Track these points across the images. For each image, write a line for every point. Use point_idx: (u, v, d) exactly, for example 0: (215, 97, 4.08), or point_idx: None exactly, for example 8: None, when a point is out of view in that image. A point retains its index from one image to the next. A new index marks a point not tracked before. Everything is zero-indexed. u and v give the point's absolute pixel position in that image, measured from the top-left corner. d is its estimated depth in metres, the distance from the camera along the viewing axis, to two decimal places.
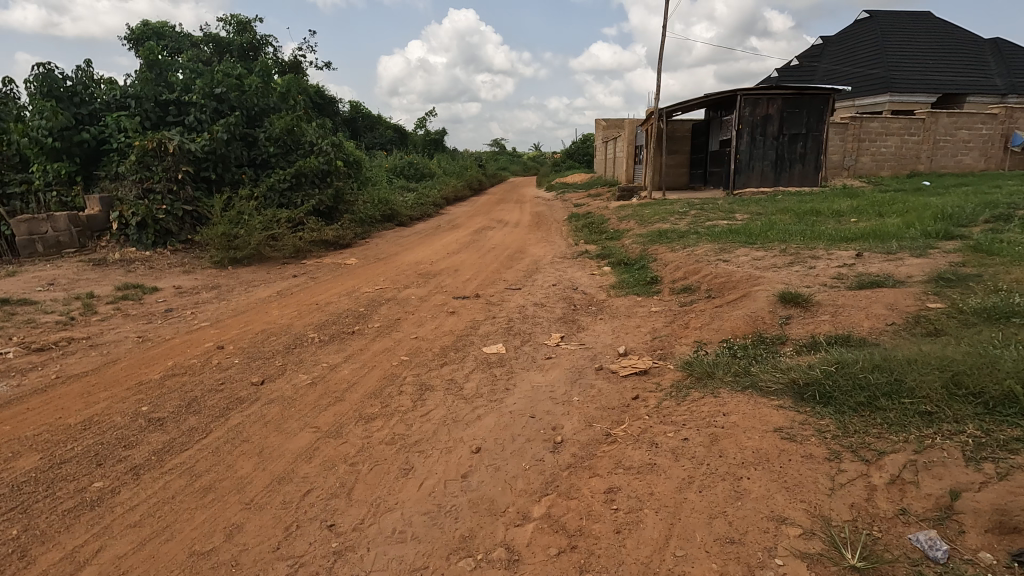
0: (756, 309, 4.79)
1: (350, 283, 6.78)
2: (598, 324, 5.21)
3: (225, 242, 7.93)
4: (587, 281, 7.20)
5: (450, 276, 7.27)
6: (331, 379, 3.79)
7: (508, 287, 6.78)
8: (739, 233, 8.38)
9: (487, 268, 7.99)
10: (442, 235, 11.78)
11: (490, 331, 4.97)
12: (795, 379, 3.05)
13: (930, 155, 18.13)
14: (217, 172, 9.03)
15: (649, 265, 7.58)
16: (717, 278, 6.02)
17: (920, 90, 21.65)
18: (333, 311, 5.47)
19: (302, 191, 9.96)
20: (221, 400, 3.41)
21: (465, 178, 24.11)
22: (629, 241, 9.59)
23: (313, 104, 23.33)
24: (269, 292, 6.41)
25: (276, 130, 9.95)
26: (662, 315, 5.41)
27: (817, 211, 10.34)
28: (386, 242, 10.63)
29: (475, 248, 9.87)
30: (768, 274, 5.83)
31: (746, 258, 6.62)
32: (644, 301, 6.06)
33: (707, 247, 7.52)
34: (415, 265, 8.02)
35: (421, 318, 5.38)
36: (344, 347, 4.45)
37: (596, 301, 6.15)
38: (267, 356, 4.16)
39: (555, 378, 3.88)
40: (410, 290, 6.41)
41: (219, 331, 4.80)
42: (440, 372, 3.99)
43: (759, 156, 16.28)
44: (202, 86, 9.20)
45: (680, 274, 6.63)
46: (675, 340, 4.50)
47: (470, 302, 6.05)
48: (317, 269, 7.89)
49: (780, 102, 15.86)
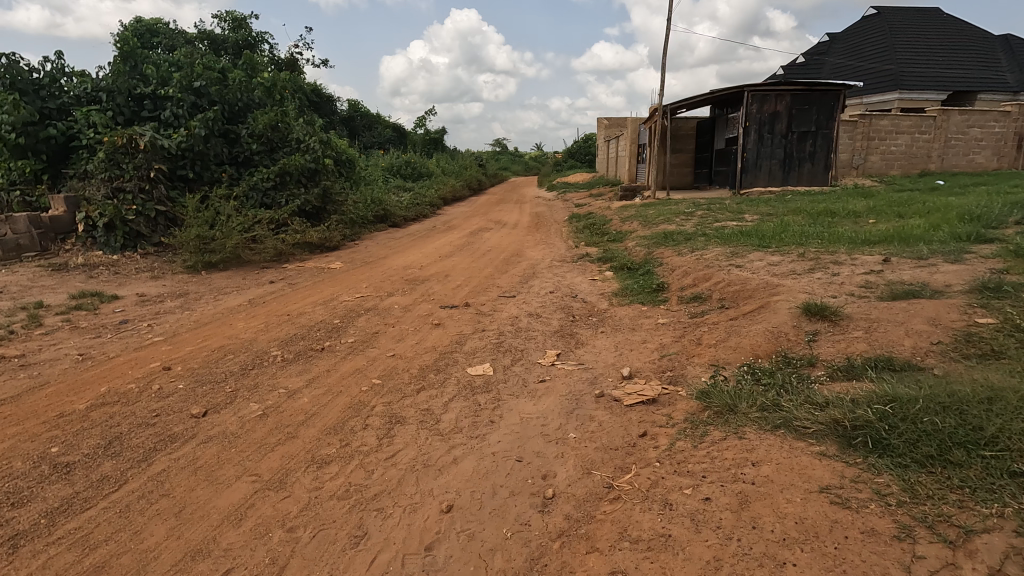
0: (778, 323, 4.23)
1: (330, 290, 6.24)
2: (599, 339, 4.65)
3: (199, 245, 7.40)
4: (587, 288, 6.65)
5: (440, 283, 6.72)
6: (287, 408, 3.26)
7: (502, 295, 6.23)
8: (750, 235, 7.82)
9: (480, 273, 7.45)
10: (436, 237, 11.24)
11: (478, 347, 4.42)
12: (838, 418, 2.49)
13: (942, 154, 17.52)
14: (195, 171, 8.52)
15: (654, 269, 7.02)
16: (730, 287, 5.45)
17: (931, 87, 21.04)
18: (304, 323, 4.92)
19: (287, 191, 9.44)
20: (148, 438, 2.87)
21: (464, 178, 23.56)
22: (632, 244, 9.02)
23: (308, 103, 22.84)
24: (240, 300, 5.87)
25: (259, 126, 9.42)
26: (670, 328, 4.86)
27: (830, 212, 9.78)
28: (376, 244, 10.09)
29: (469, 251, 9.33)
30: (787, 282, 5.26)
31: (762, 263, 6.06)
32: (650, 311, 5.51)
33: (718, 251, 6.97)
34: (403, 270, 7.46)
35: (402, 331, 4.84)
36: (309, 367, 3.91)
37: (598, 311, 5.59)
38: (218, 380, 3.62)
39: (548, 408, 3.32)
40: (394, 299, 5.87)
41: (171, 349, 4.26)
42: (415, 400, 3.44)
43: (767, 155, 15.71)
44: (180, 80, 8.68)
45: (689, 281, 6.07)
46: (687, 360, 3.95)
47: (458, 312, 5.50)
48: (297, 274, 7.36)
49: (789, 99, 15.28)
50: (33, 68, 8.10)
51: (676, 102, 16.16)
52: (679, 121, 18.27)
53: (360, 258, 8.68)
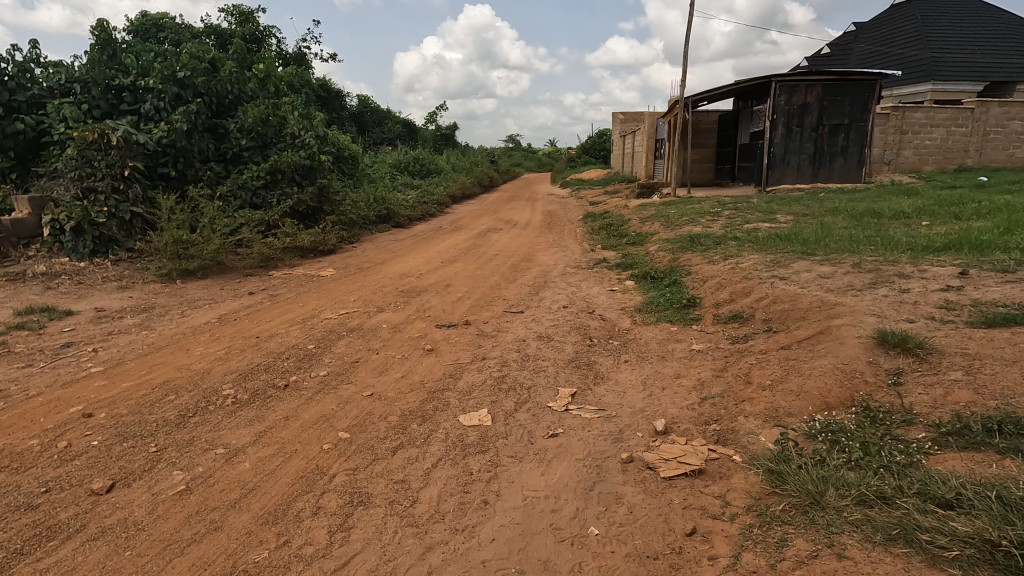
0: (849, 359, 3.37)
1: (314, 305, 5.50)
2: (623, 372, 3.85)
3: (175, 250, 6.74)
4: (606, 301, 5.84)
5: (438, 296, 5.94)
6: (219, 480, 2.50)
7: (508, 311, 5.44)
8: (789, 240, 6.93)
9: (485, 282, 6.67)
10: (440, 239, 10.47)
11: (477, 384, 3.63)
12: (994, 538, 1.67)
13: (980, 148, 16.35)
14: (177, 169, 7.85)
15: (682, 280, 6.19)
16: (779, 306, 4.59)
17: (967, 77, 19.76)
18: (271, 349, 4.16)
19: (279, 190, 8.77)
20: (20, 531, 2.14)
21: (475, 175, 22.75)
22: (654, 248, 8.16)
23: (315, 98, 22.15)
24: (209, 317, 5.14)
25: (248, 119, 8.71)
26: (709, 359, 4.02)
27: (873, 212, 8.83)
28: (375, 248, 9.34)
29: (474, 256, 8.54)
30: (846, 301, 4.40)
31: (811, 275, 5.19)
32: (681, 334, 4.67)
33: (755, 258, 6.12)
34: (399, 279, 6.69)
35: (387, 360, 4.06)
36: (263, 414, 3.15)
37: (619, 333, 4.77)
38: (144, 434, 2.88)
39: (559, 482, 2.53)
40: (383, 316, 5.10)
41: (104, 385, 3.51)
42: (389, 465, 2.66)
43: (795, 150, 14.73)
44: (161, 70, 8.01)
45: (725, 295, 5.22)
46: (737, 410, 3.13)
47: (456, 334, 4.71)
48: (282, 283, 6.64)
49: (820, 89, 14.27)
50: (2, 58, 7.45)
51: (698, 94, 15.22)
52: (700, 114, 17.29)
53: (354, 263, 7.95)
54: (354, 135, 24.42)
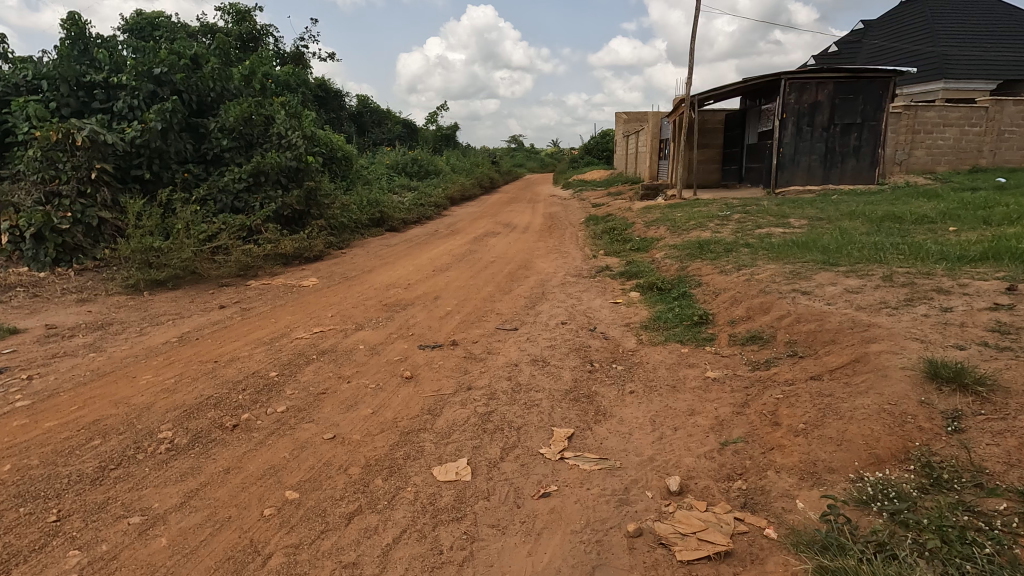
0: (896, 397, 2.84)
1: (289, 321, 5.00)
2: (628, 407, 3.33)
3: (144, 258, 6.28)
4: (608, 316, 5.34)
5: (426, 310, 5.43)
6: (123, 565, 2.00)
7: (501, 328, 4.94)
8: (806, 248, 6.41)
9: (477, 294, 6.17)
10: (434, 244, 9.98)
11: (458, 423, 3.12)
12: None
13: (994, 148, 15.72)
14: (152, 171, 7.39)
15: (691, 292, 5.68)
16: (805, 327, 4.08)
17: (979, 75, 19.02)
18: (227, 378, 3.65)
19: (262, 193, 8.29)
20: None
21: (475, 176, 22.26)
22: (661, 255, 7.65)
23: (313, 99, 21.68)
24: (169, 336, 4.64)
25: (230, 118, 8.24)
26: (727, 390, 3.51)
27: (893, 217, 8.29)
28: (364, 254, 8.85)
29: (468, 263, 8.05)
30: (881, 322, 3.87)
31: (836, 289, 4.68)
32: (693, 357, 4.16)
33: (772, 269, 5.60)
34: (385, 290, 6.20)
35: (358, 390, 3.55)
36: (199, 465, 2.65)
37: (623, 356, 4.26)
38: (48, 494, 2.38)
39: (548, 567, 2.03)
40: (362, 334, 4.60)
41: (23, 424, 3.02)
42: (338, 541, 2.15)
43: (805, 150, 14.21)
44: (135, 66, 7.52)
45: (742, 311, 4.70)
46: (766, 463, 2.60)
47: (441, 357, 4.20)
48: (258, 294, 6.16)
49: (831, 87, 13.74)
50: None
51: (705, 92, 14.71)
52: (707, 113, 16.76)
53: (340, 271, 7.47)
54: (353, 135, 23.93)
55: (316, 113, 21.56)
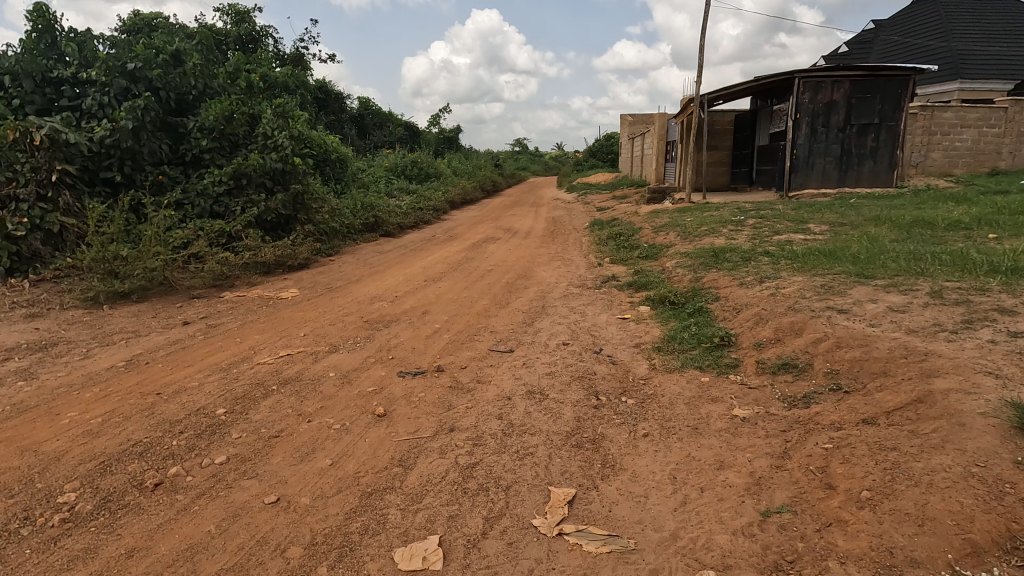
0: (984, 456, 2.23)
1: (255, 341, 4.43)
2: (642, 458, 2.74)
3: (106, 268, 5.77)
4: (615, 335, 4.76)
5: (411, 327, 4.86)
6: None
7: (494, 350, 4.37)
8: (834, 258, 5.81)
9: (471, 307, 5.61)
10: (430, 251, 9.43)
11: (433, 480, 2.54)
12: None
13: (1014, 149, 15.03)
14: (123, 173, 6.87)
15: (708, 308, 5.09)
16: (848, 354, 3.47)
17: (996, 75, 18.34)
18: (166, 416, 3.08)
19: (244, 196, 7.78)
20: None
21: (477, 179, 21.71)
22: (672, 264, 7.06)
23: (313, 101, 21.18)
24: (117, 360, 4.08)
25: (210, 117, 7.73)
26: (760, 435, 2.91)
27: (922, 222, 7.67)
28: (353, 261, 8.31)
29: (463, 271, 7.50)
30: (938, 350, 3.27)
31: (877, 307, 4.09)
32: (715, 389, 3.57)
33: (800, 281, 5.01)
34: (369, 304, 5.62)
35: (319, 432, 2.98)
36: (97, 544, 2.08)
37: (633, 387, 3.68)
38: None
39: None
40: (335, 359, 4.03)
41: None
42: None
43: (820, 152, 13.59)
44: (105, 60, 7.02)
45: (769, 333, 4.10)
46: (825, 550, 2.01)
47: (423, 387, 3.63)
48: (231, 308, 5.61)
49: (847, 86, 13.12)
50: None
51: (714, 92, 14.11)
52: (716, 114, 16.17)
53: (324, 281, 6.92)
54: (354, 137, 23.42)
55: (315, 115, 21.05)
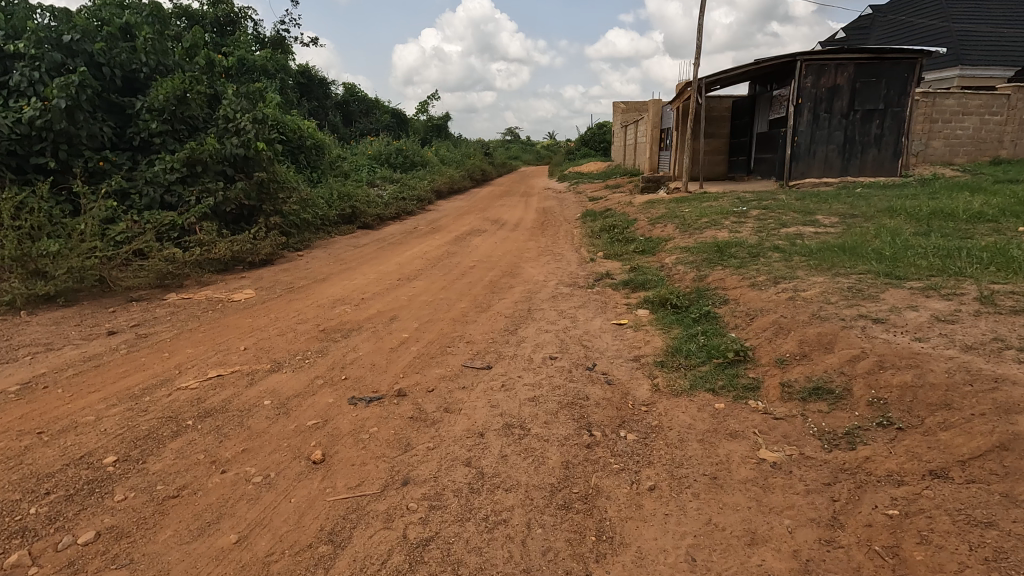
0: None
1: (185, 357, 3.73)
2: (647, 528, 2.11)
3: (29, 267, 5.05)
4: (610, 347, 4.11)
5: (374, 338, 4.17)
6: None
7: (470, 367, 3.71)
8: (854, 254, 5.18)
9: (446, 312, 4.93)
10: (409, 244, 8.75)
11: (369, 568, 1.89)
12: None
13: (1014, 139, 14.45)
14: (58, 158, 6.11)
15: (717, 313, 4.45)
16: (896, 378, 2.83)
17: (996, 62, 17.75)
18: (35, 469, 2.39)
19: (199, 184, 7.04)
20: None
21: (465, 169, 20.91)
22: (672, 260, 6.42)
23: (295, 88, 20.21)
24: (11, 383, 3.37)
25: (159, 96, 6.95)
26: (797, 491, 2.27)
27: (941, 214, 7.06)
28: (323, 257, 7.62)
29: (443, 268, 6.83)
30: (1010, 374, 2.64)
31: (919, 317, 3.46)
32: (733, 420, 2.93)
33: (822, 283, 4.37)
34: (329, 308, 4.94)
35: (231, 489, 2.31)
36: None
37: (634, 417, 3.03)
38: None
39: None
40: (275, 381, 3.35)
41: None
42: None
43: (822, 139, 12.96)
44: (35, 31, 6.22)
45: (794, 346, 3.47)
46: None
47: (377, 419, 2.96)
48: (172, 313, 4.90)
49: (852, 69, 12.47)
50: None
51: (712, 77, 13.41)
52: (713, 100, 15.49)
53: (286, 280, 6.22)
54: (339, 125, 22.52)
55: (297, 101, 20.12)
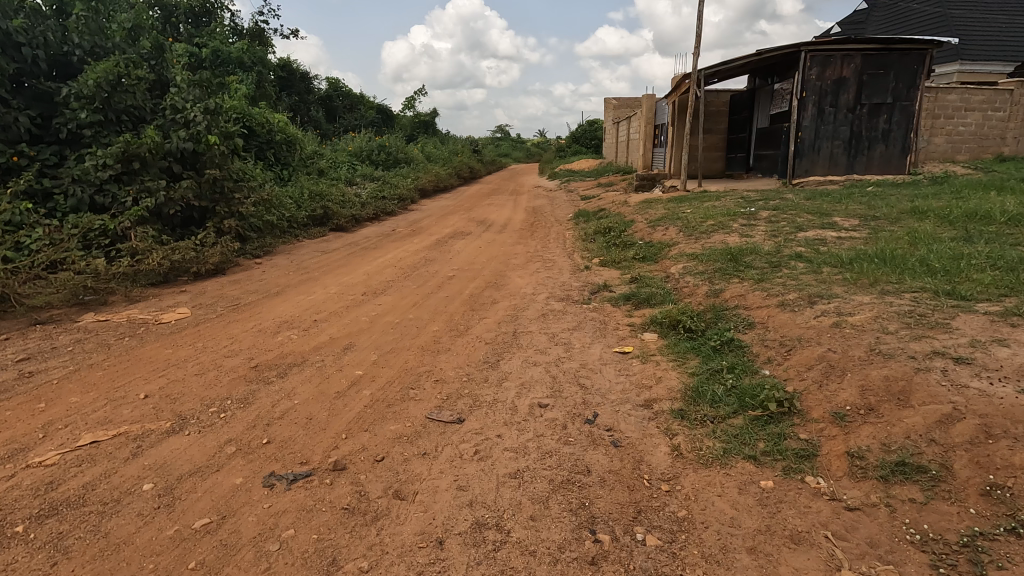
0: None
1: (62, 410, 2.84)
2: None
3: None
4: (615, 387, 3.28)
5: (318, 377, 3.32)
6: None
7: (435, 420, 2.86)
8: (894, 266, 4.40)
9: (415, 337, 4.08)
10: (382, 249, 7.90)
11: None
12: None
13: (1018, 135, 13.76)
14: None
15: (745, 340, 3.63)
16: (1019, 456, 2.03)
17: (997, 57, 17.16)
18: None
19: (138, 182, 6.14)
20: None
21: (451, 166, 20.00)
22: (677, 269, 5.62)
23: (274, 82, 19.18)
24: None
25: (88, 80, 6.03)
26: None
27: (973, 216, 6.32)
28: (282, 264, 6.75)
29: (417, 278, 5.97)
30: None
31: (1012, 358, 2.66)
32: (790, 511, 2.13)
33: (870, 304, 3.57)
34: (273, 333, 4.08)
35: None
36: None
37: (652, 503, 2.21)
38: None
39: None
40: (168, 450, 2.48)
41: None
42: None
43: (828, 134, 12.23)
44: None
45: (855, 395, 2.66)
46: None
47: (296, 514, 2.11)
48: (78, 340, 4.01)
49: (859, 60, 11.73)
50: None
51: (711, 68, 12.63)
52: None
53: (231, 294, 5.35)
54: (322, 121, 21.53)
55: (275, 95, 19.10)
